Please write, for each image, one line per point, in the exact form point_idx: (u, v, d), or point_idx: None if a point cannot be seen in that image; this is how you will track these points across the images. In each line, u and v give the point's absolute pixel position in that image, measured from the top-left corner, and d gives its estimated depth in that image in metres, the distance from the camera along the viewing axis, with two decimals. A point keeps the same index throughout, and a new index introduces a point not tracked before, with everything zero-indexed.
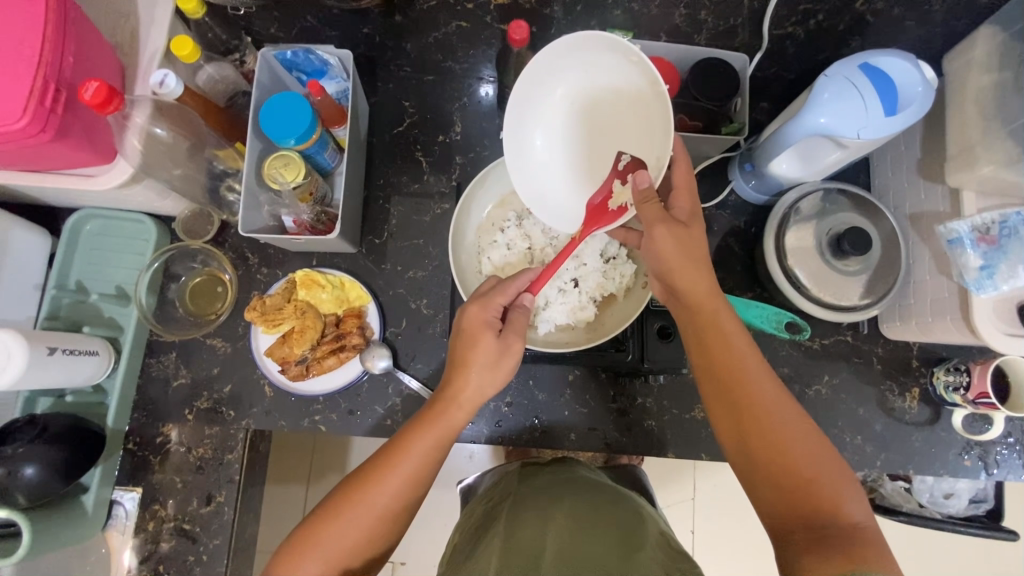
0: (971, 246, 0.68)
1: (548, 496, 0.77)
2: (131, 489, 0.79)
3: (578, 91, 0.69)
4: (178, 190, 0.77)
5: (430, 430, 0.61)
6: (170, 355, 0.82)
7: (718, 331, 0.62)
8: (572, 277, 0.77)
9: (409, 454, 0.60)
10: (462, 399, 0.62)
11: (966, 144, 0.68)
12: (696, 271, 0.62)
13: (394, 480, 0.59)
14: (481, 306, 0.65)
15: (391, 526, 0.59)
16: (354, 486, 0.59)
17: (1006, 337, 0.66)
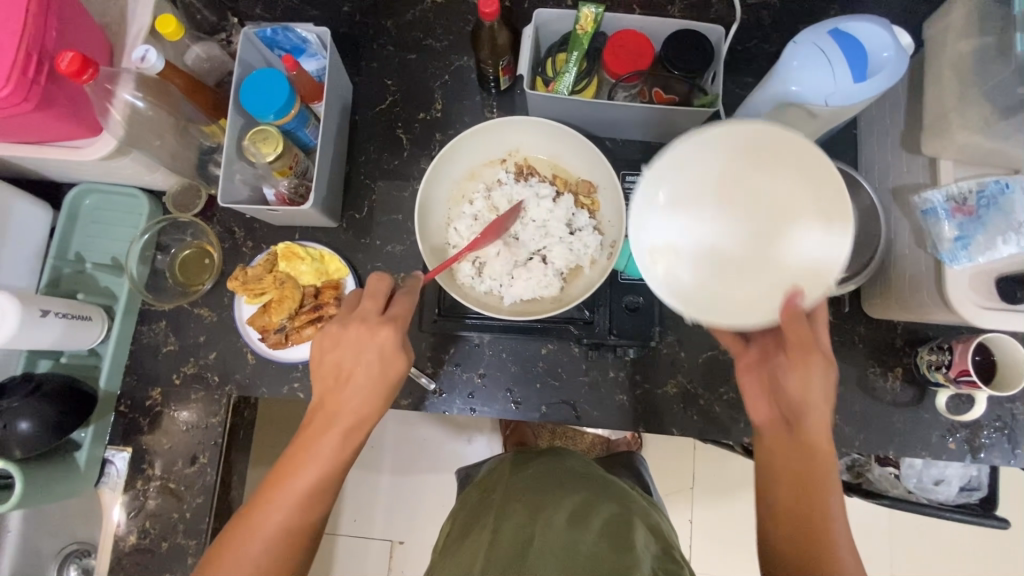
0: (946, 216, 0.65)
1: (536, 491, 0.79)
2: (122, 449, 0.84)
3: (734, 198, 0.63)
4: (166, 164, 0.81)
5: (334, 431, 0.64)
6: (160, 324, 0.86)
7: (806, 450, 0.61)
8: (538, 249, 0.74)
9: (313, 453, 0.63)
10: (358, 407, 0.65)
11: (942, 110, 0.66)
12: (821, 406, 0.61)
13: (301, 480, 0.62)
14: (389, 327, 0.66)
15: (301, 529, 0.62)
16: (268, 486, 0.63)
17: (980, 311, 0.64)
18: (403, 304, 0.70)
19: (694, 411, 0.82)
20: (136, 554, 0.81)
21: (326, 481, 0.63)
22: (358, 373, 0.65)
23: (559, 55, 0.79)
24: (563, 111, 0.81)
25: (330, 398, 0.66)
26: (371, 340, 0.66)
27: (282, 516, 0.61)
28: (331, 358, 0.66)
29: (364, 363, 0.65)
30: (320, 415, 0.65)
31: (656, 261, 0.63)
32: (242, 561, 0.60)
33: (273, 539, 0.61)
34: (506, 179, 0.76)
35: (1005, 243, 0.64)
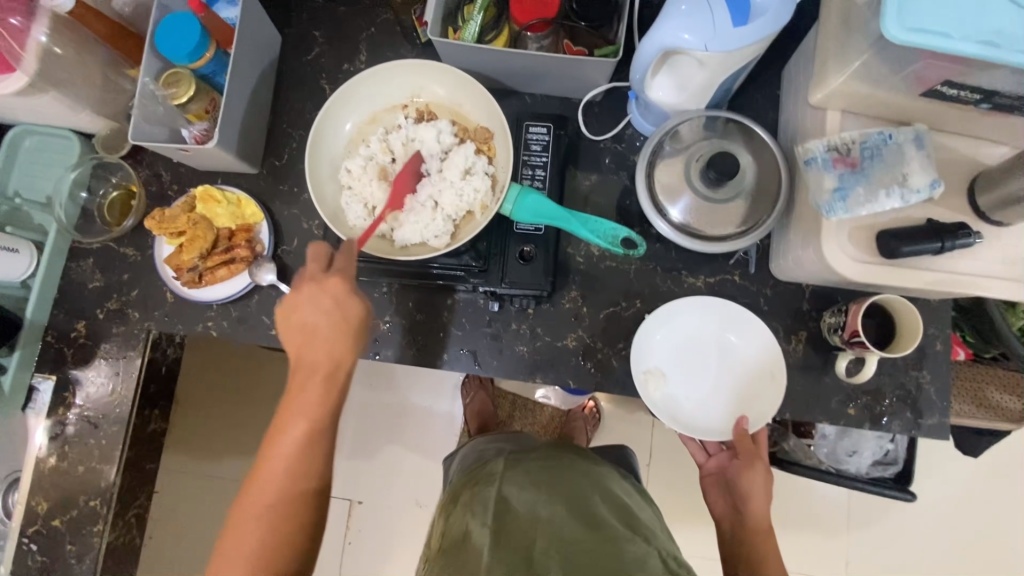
0: (828, 167, 0.64)
1: (539, 484, 0.79)
2: (47, 378, 0.88)
3: (709, 344, 0.79)
4: (90, 105, 0.84)
5: (317, 381, 0.66)
6: (88, 261, 0.90)
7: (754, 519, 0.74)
8: (431, 193, 0.75)
9: (296, 412, 0.65)
10: (330, 356, 0.67)
11: (825, 57, 0.64)
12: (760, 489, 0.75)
13: (292, 439, 0.65)
14: (341, 277, 0.68)
15: (304, 487, 0.65)
16: (264, 454, 0.65)
17: (856, 265, 0.63)
18: (346, 257, 0.69)
19: (591, 364, 0.83)
20: (55, 476, 0.85)
21: (314, 437, 0.66)
22: (323, 326, 0.67)
23: (467, 5, 0.81)
24: (471, 61, 0.82)
25: (303, 354, 0.68)
26: (324, 292, 0.67)
27: (281, 478, 0.64)
28: (297, 320, 0.67)
29: (328, 313, 0.67)
30: (299, 372, 0.67)
31: (650, 380, 0.78)
32: (251, 533, 0.63)
33: (276, 502, 0.64)
34: (404, 123, 0.77)
35: (886, 196, 0.62)
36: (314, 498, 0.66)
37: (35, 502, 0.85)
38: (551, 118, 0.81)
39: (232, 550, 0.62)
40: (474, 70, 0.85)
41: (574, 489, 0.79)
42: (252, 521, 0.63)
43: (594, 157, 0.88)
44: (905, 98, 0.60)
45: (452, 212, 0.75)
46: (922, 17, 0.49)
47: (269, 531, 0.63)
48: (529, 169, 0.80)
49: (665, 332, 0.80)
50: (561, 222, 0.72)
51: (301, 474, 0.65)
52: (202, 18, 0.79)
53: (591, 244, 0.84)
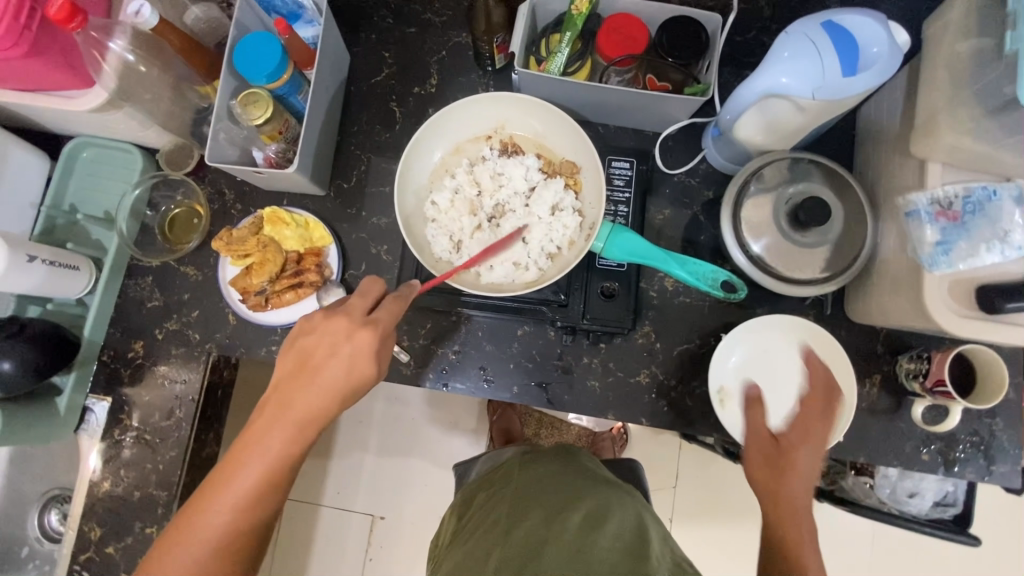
0: (929, 220, 0.64)
1: (551, 489, 0.78)
2: (102, 398, 0.86)
3: (780, 365, 0.79)
4: (160, 122, 0.82)
5: (286, 427, 0.62)
6: (147, 279, 0.88)
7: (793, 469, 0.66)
8: (517, 226, 0.76)
9: (254, 457, 0.61)
10: (310, 405, 0.63)
11: (932, 110, 0.64)
12: (818, 425, 0.68)
13: (248, 473, 0.60)
14: (368, 330, 0.64)
15: (255, 515, 0.60)
16: (204, 489, 0.60)
17: (958, 319, 0.63)
18: (394, 304, 0.67)
19: (664, 402, 0.82)
20: (109, 501, 0.83)
21: (274, 474, 0.61)
22: (327, 368, 0.63)
23: (553, 36, 0.80)
24: (554, 93, 0.81)
25: (288, 386, 0.63)
26: (347, 339, 0.64)
27: (228, 511, 0.59)
28: (302, 346, 0.64)
29: (337, 357, 0.63)
30: (275, 401, 0.63)
31: (725, 401, 0.78)
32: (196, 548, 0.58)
33: (225, 528, 0.59)
34: (490, 154, 0.78)
35: (988, 251, 0.62)
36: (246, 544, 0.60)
37: (87, 528, 0.83)
38: (633, 153, 0.83)
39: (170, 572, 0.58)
40: (553, 100, 0.84)
41: (583, 496, 0.75)
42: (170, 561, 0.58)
43: (668, 191, 0.87)
44: (1015, 156, 0.60)
45: (540, 247, 0.75)
46: None
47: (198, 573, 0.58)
48: (612, 204, 0.82)
49: (738, 351, 0.80)
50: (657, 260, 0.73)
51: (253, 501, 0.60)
52: (284, 40, 0.77)
53: (665, 279, 0.83)
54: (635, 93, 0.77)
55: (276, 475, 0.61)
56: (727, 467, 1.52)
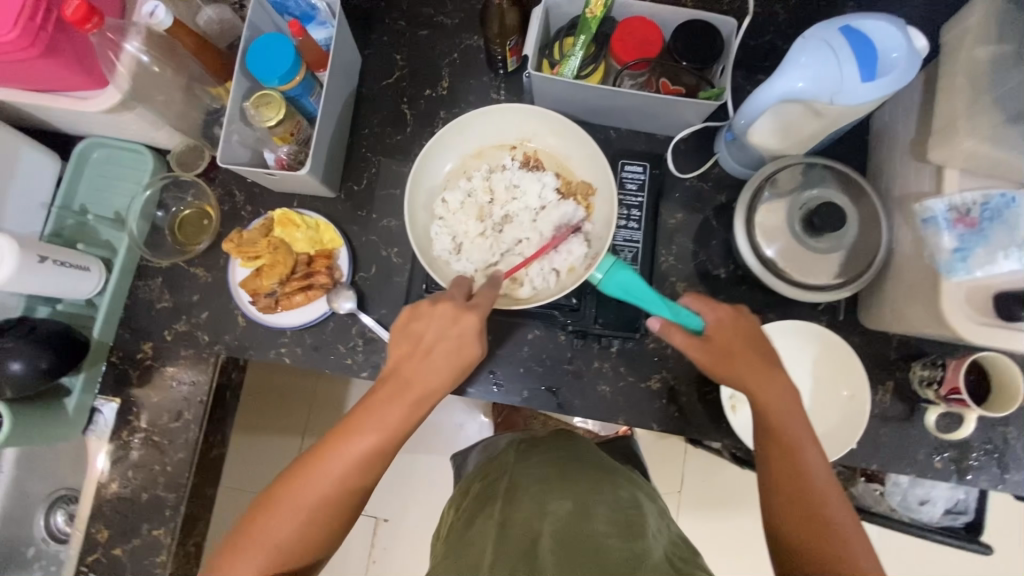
0: (947, 227, 0.64)
1: (550, 473, 0.75)
2: (110, 400, 0.86)
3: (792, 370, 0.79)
4: (171, 123, 0.81)
5: (396, 411, 0.61)
6: (156, 280, 0.87)
7: (798, 469, 0.60)
8: (521, 241, 0.76)
9: (342, 453, 0.59)
10: (428, 383, 0.62)
11: (950, 118, 0.64)
12: (781, 387, 0.63)
13: (357, 452, 0.59)
14: (474, 315, 0.64)
15: (348, 495, 0.60)
16: (295, 476, 0.59)
17: (977, 326, 0.62)
18: (488, 297, 0.67)
19: (675, 408, 0.82)
20: (117, 502, 0.83)
21: (381, 456, 0.61)
22: (440, 358, 0.63)
23: (567, 39, 0.79)
24: (567, 97, 0.81)
25: (403, 367, 0.63)
26: (456, 325, 0.64)
27: (331, 486, 0.59)
28: (417, 328, 0.64)
29: (446, 342, 0.63)
30: (389, 385, 0.62)
31: (736, 407, 0.77)
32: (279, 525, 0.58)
33: (320, 504, 0.59)
34: (510, 165, 0.79)
35: (1006, 259, 0.62)
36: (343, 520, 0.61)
37: (95, 529, 0.82)
38: (647, 157, 0.83)
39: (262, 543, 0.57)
40: (566, 104, 0.84)
41: (579, 481, 0.73)
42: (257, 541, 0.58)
43: (680, 196, 0.87)
44: None
45: (543, 267, 0.74)
46: None
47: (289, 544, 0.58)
48: (624, 209, 0.81)
49: None
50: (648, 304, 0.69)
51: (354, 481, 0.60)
52: (298, 42, 0.77)
53: (676, 284, 0.85)
54: (650, 97, 0.77)
55: (373, 462, 0.60)
56: (734, 473, 1.49)
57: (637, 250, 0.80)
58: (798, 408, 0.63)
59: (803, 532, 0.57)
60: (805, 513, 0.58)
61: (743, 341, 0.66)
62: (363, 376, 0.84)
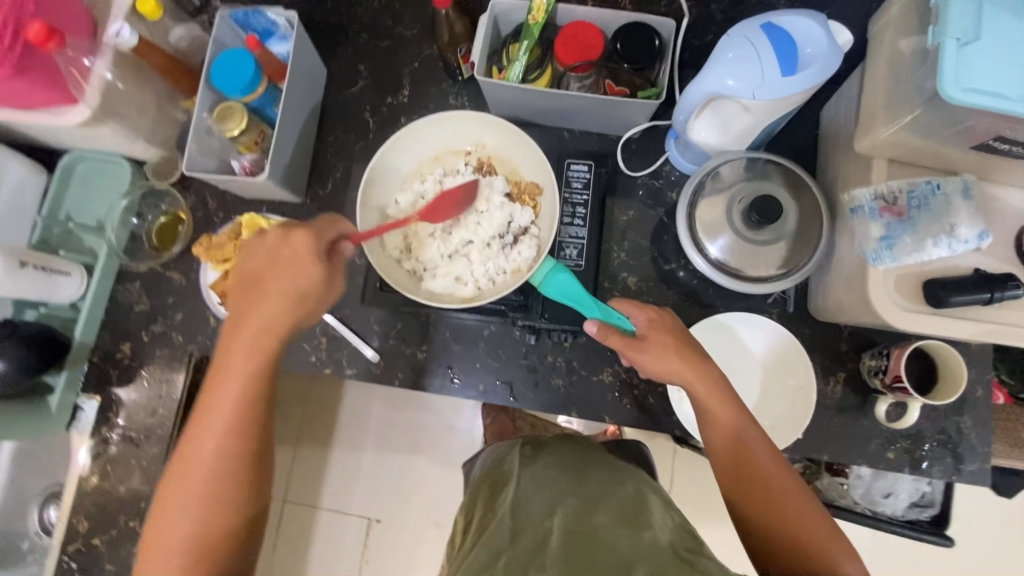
0: (874, 216, 0.65)
1: (551, 478, 0.72)
2: (91, 398, 0.91)
3: (740, 361, 0.80)
4: (144, 136, 0.86)
5: (238, 380, 0.60)
6: (135, 284, 0.92)
7: (751, 457, 0.61)
8: (466, 242, 0.78)
9: (216, 405, 0.60)
10: (268, 312, 0.62)
11: (872, 109, 0.65)
12: (722, 380, 0.65)
13: (225, 399, 0.60)
14: (303, 230, 0.64)
15: (243, 441, 0.60)
16: (174, 470, 0.59)
17: (902, 312, 0.63)
18: (330, 223, 0.67)
19: (628, 400, 0.83)
20: (96, 495, 0.87)
21: (248, 399, 0.61)
22: (254, 314, 0.62)
23: (512, 45, 0.82)
24: (514, 100, 0.84)
25: (245, 309, 0.63)
26: (287, 246, 0.63)
27: (215, 439, 0.59)
28: (250, 266, 0.64)
29: (278, 266, 0.63)
30: (233, 323, 0.63)
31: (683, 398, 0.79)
32: (180, 493, 0.59)
33: (212, 459, 0.59)
34: (463, 169, 0.81)
35: (933, 245, 0.62)
36: (245, 470, 0.60)
37: (76, 521, 0.87)
38: (592, 156, 0.85)
39: (170, 509, 0.58)
40: (516, 107, 0.87)
41: (580, 484, 0.70)
42: (155, 548, 0.57)
43: (632, 193, 0.88)
44: (954, 150, 0.61)
45: (490, 268, 0.77)
46: (975, 77, 0.50)
47: (196, 508, 0.58)
48: (570, 207, 0.84)
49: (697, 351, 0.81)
50: (584, 308, 0.72)
51: (238, 427, 0.60)
52: (257, 55, 0.82)
53: (628, 279, 0.86)
54: (592, 99, 0.79)
55: (235, 448, 0.60)
56: None
57: (582, 247, 0.82)
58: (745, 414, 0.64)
59: (758, 520, 0.59)
60: (761, 499, 0.59)
61: (676, 337, 0.66)
62: (326, 372, 0.88)
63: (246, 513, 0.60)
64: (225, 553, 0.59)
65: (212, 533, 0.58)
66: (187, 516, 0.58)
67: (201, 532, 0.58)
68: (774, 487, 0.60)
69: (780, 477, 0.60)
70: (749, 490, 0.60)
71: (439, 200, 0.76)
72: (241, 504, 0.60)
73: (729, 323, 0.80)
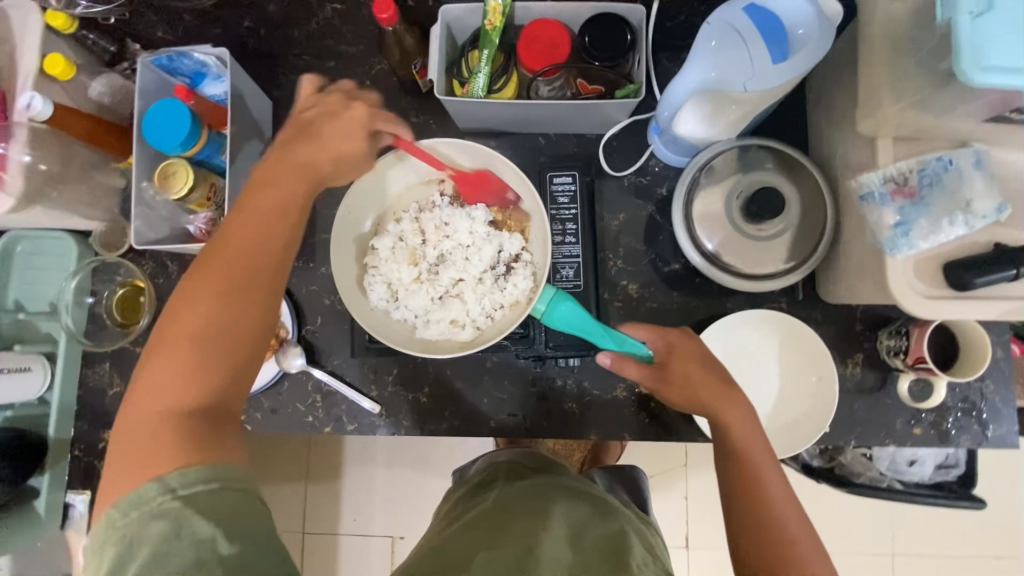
0: (885, 201, 0.61)
1: (532, 496, 0.65)
2: (81, 492, 0.85)
3: (751, 360, 0.77)
4: (80, 209, 0.77)
5: (276, 200, 0.57)
6: (104, 366, 0.85)
7: (760, 492, 0.58)
8: (455, 279, 0.74)
9: (241, 224, 0.56)
10: (315, 158, 0.60)
11: (872, 85, 0.59)
12: (740, 406, 0.62)
13: (255, 218, 0.56)
14: (360, 104, 0.63)
15: (263, 265, 0.55)
16: (186, 283, 0.54)
17: (927, 302, 0.59)
18: (388, 117, 0.65)
19: (645, 414, 0.80)
20: None
21: (282, 233, 0.57)
22: (302, 150, 0.60)
23: (471, 53, 0.75)
24: (483, 113, 0.77)
25: (285, 151, 0.60)
26: (346, 113, 0.62)
27: (240, 252, 0.55)
28: (302, 117, 0.62)
29: (330, 124, 0.62)
30: (270, 158, 0.60)
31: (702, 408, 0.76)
32: (190, 302, 0.52)
33: (233, 273, 0.54)
34: (439, 201, 0.75)
35: (952, 224, 0.58)
36: (262, 300, 0.55)
37: None
38: (574, 167, 0.79)
39: (176, 321, 0.52)
40: (484, 120, 0.80)
41: (563, 510, 0.63)
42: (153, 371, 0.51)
43: (620, 194, 0.83)
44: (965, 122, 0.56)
45: (487, 304, 0.72)
46: (996, 51, 0.45)
47: (208, 321, 0.52)
48: (559, 224, 0.78)
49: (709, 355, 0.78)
50: (596, 337, 0.67)
51: (262, 252, 0.56)
52: (191, 106, 0.74)
53: (629, 287, 0.81)
54: (567, 105, 0.73)
55: (263, 262, 0.55)
56: None
57: (579, 265, 0.78)
58: (761, 438, 0.62)
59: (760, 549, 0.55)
60: (756, 536, 0.56)
61: (696, 365, 0.64)
62: (327, 431, 0.83)
63: (255, 351, 0.55)
64: (227, 376, 0.53)
65: (217, 343, 0.52)
66: (198, 322, 0.52)
67: (207, 344, 0.52)
68: (779, 530, 0.56)
69: (790, 506, 0.58)
70: (761, 518, 0.57)
71: (477, 178, 0.73)
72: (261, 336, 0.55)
73: (737, 322, 0.77)
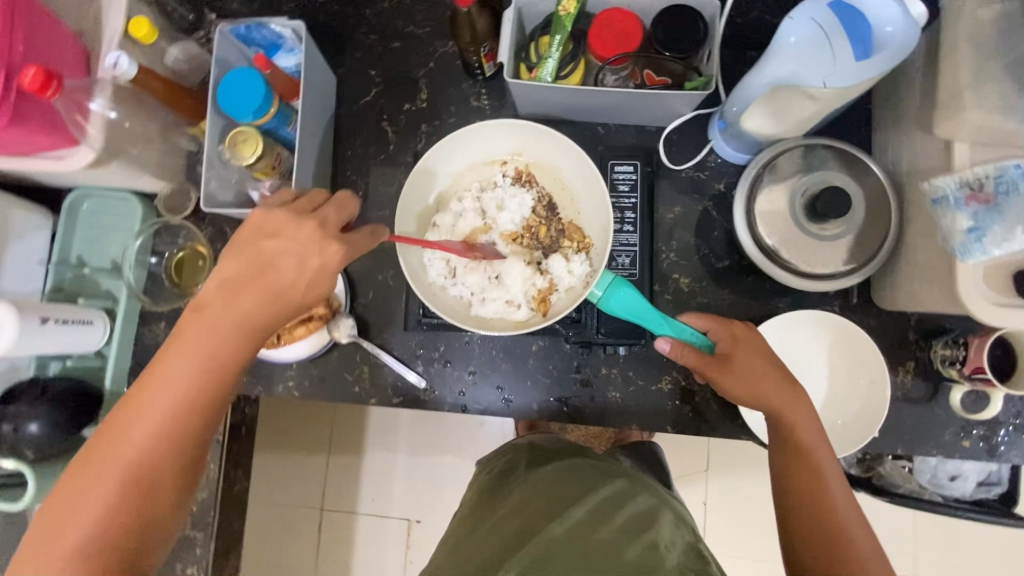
0: (959, 205, 0.60)
1: (557, 479, 0.64)
2: None
3: (801, 359, 0.77)
4: (151, 169, 0.80)
5: (195, 362, 0.53)
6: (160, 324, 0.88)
7: (826, 497, 0.58)
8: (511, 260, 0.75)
9: (164, 387, 0.52)
10: (263, 303, 0.55)
11: (955, 88, 0.59)
12: (800, 402, 0.62)
13: (177, 380, 0.52)
14: (337, 239, 0.57)
15: (182, 429, 0.53)
16: (95, 446, 0.51)
17: (999, 308, 0.58)
18: (364, 241, 0.60)
19: (689, 407, 0.80)
20: None
21: (209, 392, 0.54)
22: (247, 300, 0.55)
23: (542, 39, 0.76)
24: (549, 99, 0.77)
25: (232, 287, 0.54)
26: (319, 249, 0.56)
27: (159, 414, 0.52)
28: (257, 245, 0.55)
29: (290, 257, 0.55)
30: (210, 300, 0.54)
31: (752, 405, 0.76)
32: (96, 478, 0.50)
33: (149, 442, 0.51)
34: (502, 181, 0.77)
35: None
36: (179, 466, 0.53)
37: None
38: (637, 156, 0.81)
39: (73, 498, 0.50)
40: (547, 106, 0.81)
41: (591, 489, 0.62)
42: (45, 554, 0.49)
43: (677, 189, 0.83)
44: None
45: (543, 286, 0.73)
46: None
47: (106, 505, 0.50)
48: (619, 212, 0.80)
49: None
50: (650, 323, 0.69)
51: (183, 417, 0.53)
52: (267, 76, 0.75)
53: (680, 281, 0.81)
54: (635, 94, 0.73)
55: (179, 429, 0.52)
56: None
57: (635, 254, 0.79)
58: (816, 430, 0.62)
59: (812, 544, 0.56)
60: (817, 543, 0.56)
61: (760, 357, 0.65)
62: (372, 403, 0.84)
63: (167, 516, 0.53)
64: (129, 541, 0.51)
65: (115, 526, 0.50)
66: (102, 506, 0.50)
67: (104, 529, 0.50)
68: (835, 525, 0.56)
69: (844, 499, 0.58)
70: (818, 512, 0.57)
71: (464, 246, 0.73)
72: (177, 497, 0.53)
73: (789, 320, 0.77)
